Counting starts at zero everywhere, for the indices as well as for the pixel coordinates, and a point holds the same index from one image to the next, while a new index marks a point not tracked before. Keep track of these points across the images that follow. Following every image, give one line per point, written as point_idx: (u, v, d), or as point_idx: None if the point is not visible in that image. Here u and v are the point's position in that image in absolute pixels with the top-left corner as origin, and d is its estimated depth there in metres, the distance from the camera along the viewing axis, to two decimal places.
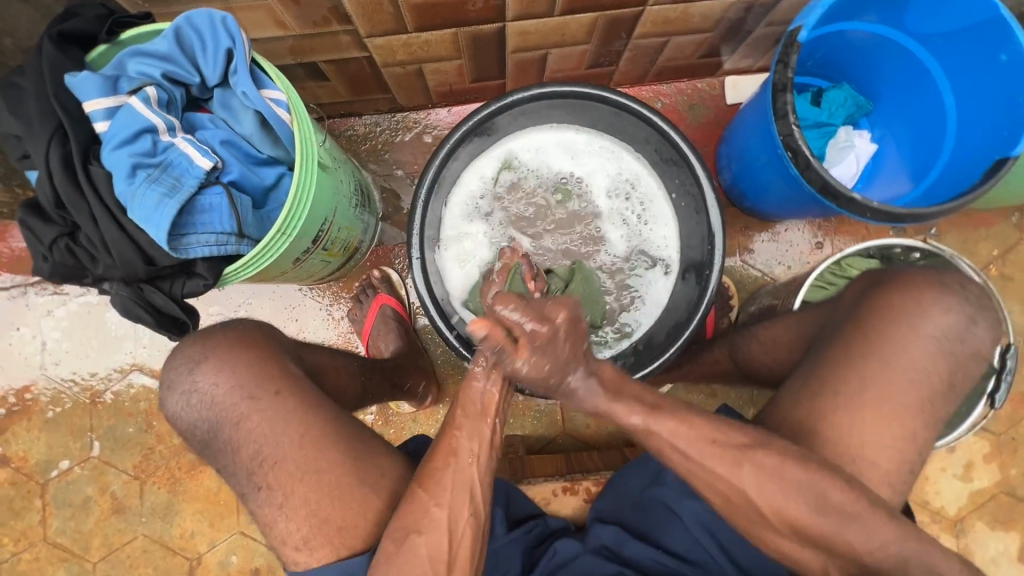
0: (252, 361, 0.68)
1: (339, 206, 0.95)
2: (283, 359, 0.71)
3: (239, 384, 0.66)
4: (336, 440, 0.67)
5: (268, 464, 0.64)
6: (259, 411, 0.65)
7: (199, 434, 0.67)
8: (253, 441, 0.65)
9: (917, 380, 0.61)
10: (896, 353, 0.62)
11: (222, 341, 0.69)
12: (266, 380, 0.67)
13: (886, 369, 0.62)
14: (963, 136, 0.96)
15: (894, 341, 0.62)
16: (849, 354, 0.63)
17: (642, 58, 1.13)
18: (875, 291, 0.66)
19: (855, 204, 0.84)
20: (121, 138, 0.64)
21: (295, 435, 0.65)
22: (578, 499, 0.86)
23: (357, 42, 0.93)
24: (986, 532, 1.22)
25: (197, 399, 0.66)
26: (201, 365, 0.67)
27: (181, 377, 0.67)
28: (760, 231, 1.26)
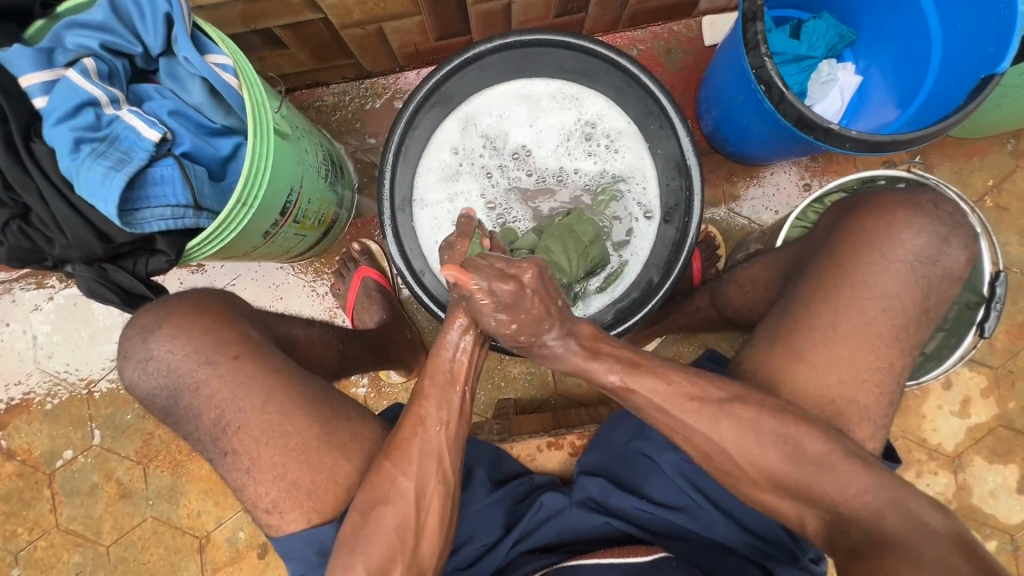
0: (210, 330, 0.67)
1: (306, 177, 0.93)
2: (242, 324, 0.70)
3: (193, 349, 0.66)
4: (308, 403, 0.67)
5: (232, 429, 0.65)
6: (218, 376, 0.66)
7: (159, 401, 0.68)
8: (215, 406, 0.65)
9: (892, 305, 0.65)
10: (866, 281, 0.65)
11: (174, 310, 0.68)
12: (224, 344, 0.67)
13: (859, 297, 0.65)
14: (948, 57, 0.91)
15: (868, 269, 0.65)
16: (821, 284, 0.67)
17: (611, 2, 1.08)
18: (846, 219, 0.69)
19: (833, 136, 0.81)
20: (62, 113, 0.63)
21: (266, 401, 0.65)
22: (564, 454, 0.85)
23: (310, 3, 0.90)
24: (984, 466, 1.22)
25: (153, 367, 0.66)
26: (154, 333, 0.67)
27: (135, 346, 0.67)
28: (746, 177, 1.23)
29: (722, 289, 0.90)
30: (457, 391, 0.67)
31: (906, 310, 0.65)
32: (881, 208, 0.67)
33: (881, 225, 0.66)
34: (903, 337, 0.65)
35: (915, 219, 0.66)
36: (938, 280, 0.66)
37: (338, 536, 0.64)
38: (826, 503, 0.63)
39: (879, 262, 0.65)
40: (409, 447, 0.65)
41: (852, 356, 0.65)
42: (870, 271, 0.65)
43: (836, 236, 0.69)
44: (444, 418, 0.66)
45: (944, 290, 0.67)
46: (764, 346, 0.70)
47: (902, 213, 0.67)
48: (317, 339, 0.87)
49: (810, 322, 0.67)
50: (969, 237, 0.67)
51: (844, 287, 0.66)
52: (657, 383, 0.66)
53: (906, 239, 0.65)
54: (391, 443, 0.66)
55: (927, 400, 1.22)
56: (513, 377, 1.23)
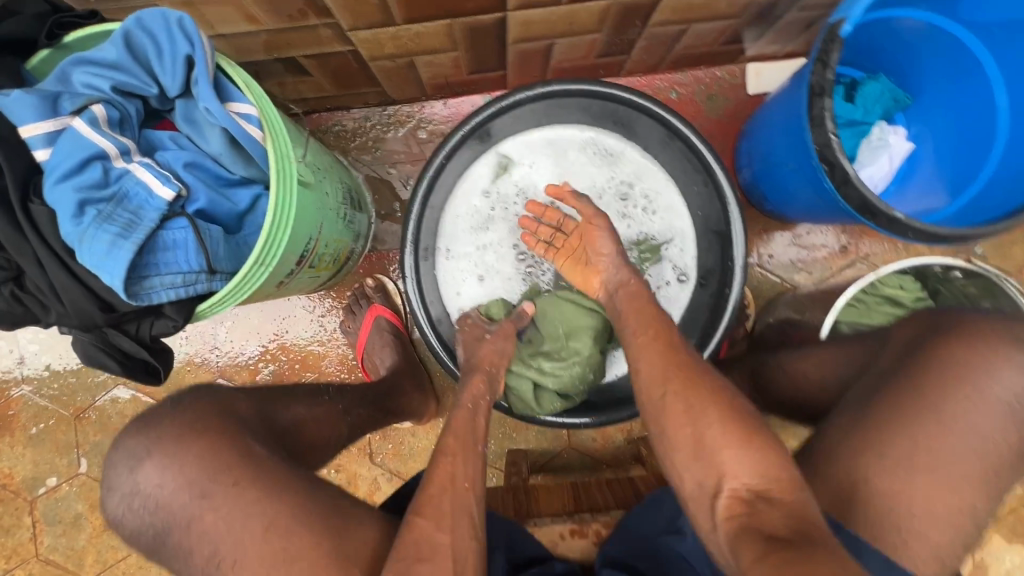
0: (207, 450, 0.62)
1: (326, 221, 0.87)
2: (243, 441, 0.65)
3: (187, 482, 0.61)
4: (315, 513, 0.61)
5: (227, 561, 0.59)
6: (212, 508, 0.60)
7: (146, 538, 0.63)
8: (207, 541, 0.60)
9: (984, 447, 0.57)
10: (955, 416, 0.58)
11: (165, 430, 0.64)
12: (221, 473, 0.61)
13: (945, 436, 0.57)
14: (1015, 140, 0.86)
15: (957, 403, 0.58)
16: (900, 410, 0.59)
17: (658, 46, 1.02)
18: (934, 339, 0.62)
19: (897, 224, 0.76)
20: (65, 169, 0.56)
21: (266, 531, 0.59)
22: (587, 542, 0.79)
23: (340, 36, 0.83)
24: (1002, 545, 1.19)
25: (138, 504, 0.62)
26: (142, 464, 0.62)
27: (120, 478, 0.63)
28: (780, 233, 1.18)
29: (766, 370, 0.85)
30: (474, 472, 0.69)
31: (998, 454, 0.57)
32: (968, 332, 0.61)
33: (972, 354, 0.59)
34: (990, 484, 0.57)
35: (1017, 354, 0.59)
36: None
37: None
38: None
39: (968, 397, 0.58)
40: (433, 556, 0.60)
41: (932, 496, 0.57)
42: (958, 402, 0.58)
43: (914, 356, 0.62)
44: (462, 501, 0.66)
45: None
46: (817, 458, 0.65)
47: (1000, 345, 0.59)
48: (325, 419, 0.79)
49: (882, 450, 0.58)
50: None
51: (926, 420, 0.58)
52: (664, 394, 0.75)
53: (1004, 374, 0.58)
54: (411, 550, 0.61)
55: None
56: (525, 428, 1.18)
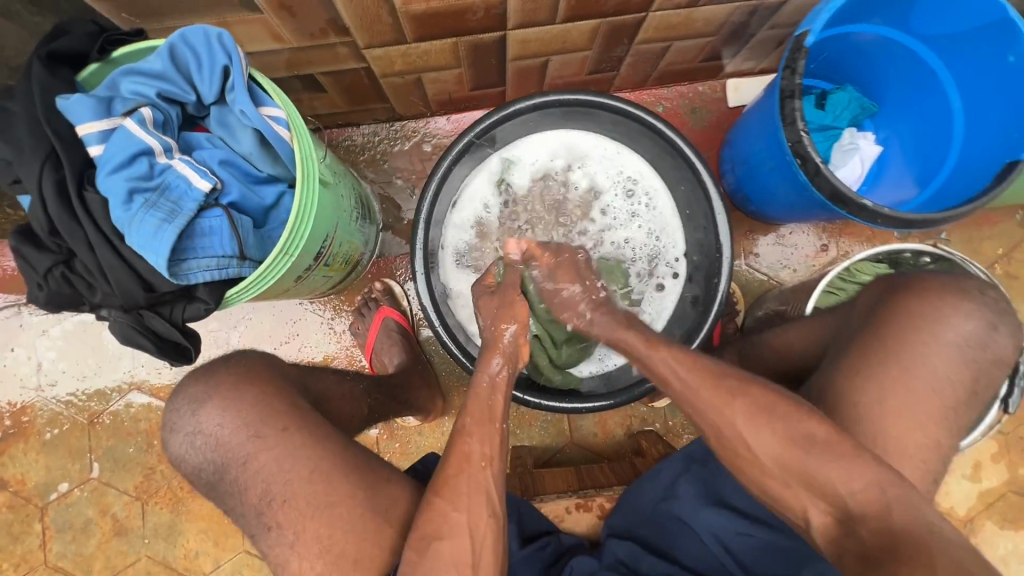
0: (258, 396, 0.66)
1: (341, 222, 0.93)
2: (290, 392, 0.69)
3: (244, 423, 0.64)
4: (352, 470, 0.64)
5: (278, 502, 0.62)
6: (266, 448, 0.63)
7: (205, 476, 0.66)
8: (261, 480, 0.63)
9: (943, 388, 0.64)
10: (912, 361, 0.64)
11: (225, 379, 0.68)
12: (272, 416, 0.65)
13: (908, 379, 0.64)
14: (970, 138, 0.94)
15: (916, 348, 0.65)
16: (864, 358, 0.67)
17: (643, 63, 1.11)
18: (892, 295, 0.70)
19: (866, 211, 0.83)
20: (117, 162, 0.62)
21: (313, 472, 0.63)
22: (592, 516, 0.84)
23: (356, 54, 0.91)
24: (995, 531, 1.22)
25: (202, 442, 0.65)
26: (205, 406, 0.66)
27: (184, 419, 0.67)
28: (765, 234, 1.26)
29: (752, 353, 0.90)
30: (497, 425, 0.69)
31: (955, 393, 0.64)
32: (917, 288, 0.69)
33: (924, 307, 0.66)
34: (951, 418, 0.64)
35: (961, 303, 0.66)
36: (988, 365, 0.65)
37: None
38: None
39: (925, 343, 0.65)
40: (456, 504, 0.63)
41: (901, 438, 0.64)
42: (921, 351, 0.65)
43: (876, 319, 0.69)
44: (488, 454, 0.66)
45: (994, 375, 0.66)
46: None
47: (945, 296, 0.67)
48: (348, 394, 0.83)
49: (849, 396, 0.65)
50: (1013, 324, 0.68)
51: (890, 363, 0.65)
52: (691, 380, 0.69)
53: (954, 321, 0.65)
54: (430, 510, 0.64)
55: None
56: (529, 424, 1.22)
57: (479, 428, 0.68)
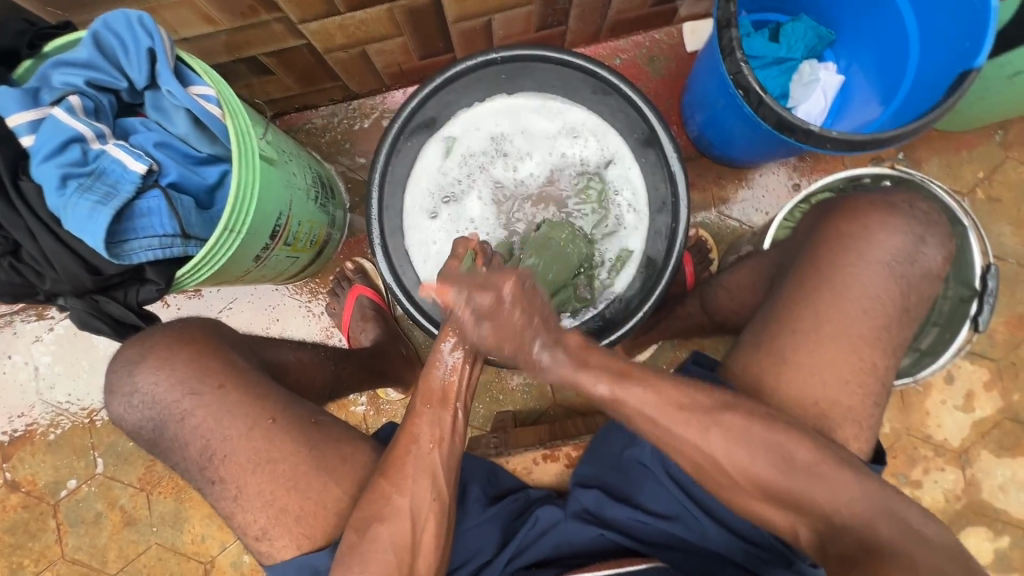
0: (191, 356, 0.69)
1: (295, 200, 0.94)
2: (226, 352, 0.72)
3: (177, 380, 0.68)
4: (296, 429, 0.68)
5: (218, 458, 0.66)
6: (203, 406, 0.67)
7: (146, 433, 0.69)
8: (201, 434, 0.67)
9: (874, 306, 0.66)
10: (847, 283, 0.66)
11: (160, 341, 0.70)
12: (207, 375, 0.68)
13: (841, 300, 0.66)
14: (928, 52, 0.92)
15: (847, 270, 0.66)
16: (803, 283, 0.68)
17: (591, 14, 1.09)
18: (831, 217, 0.70)
19: (815, 136, 0.81)
20: (48, 150, 0.64)
21: (252, 427, 0.67)
22: (560, 465, 0.86)
23: (292, 30, 0.91)
24: (992, 460, 1.20)
25: (139, 399, 0.68)
26: (139, 366, 0.69)
27: (122, 380, 0.69)
28: (735, 180, 1.23)
29: (712, 294, 0.90)
30: (451, 410, 0.68)
31: (887, 310, 0.66)
32: (857, 215, 0.68)
33: (857, 227, 0.67)
34: (886, 338, 0.66)
35: (890, 220, 0.67)
36: (918, 279, 0.67)
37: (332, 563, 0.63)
38: (820, 504, 0.63)
39: (858, 263, 0.66)
40: (404, 461, 0.66)
41: (837, 358, 0.66)
42: (855, 271, 0.66)
43: (820, 243, 0.69)
44: (435, 434, 0.67)
45: (926, 290, 0.68)
46: (752, 353, 0.70)
47: (874, 214, 0.67)
48: (308, 362, 0.88)
49: (793, 326, 0.67)
50: (944, 234, 0.69)
51: (824, 289, 0.66)
52: (647, 391, 0.65)
53: (883, 240, 0.66)
54: (387, 463, 0.67)
55: (930, 396, 1.21)
56: (511, 390, 1.23)
57: (429, 409, 0.67)
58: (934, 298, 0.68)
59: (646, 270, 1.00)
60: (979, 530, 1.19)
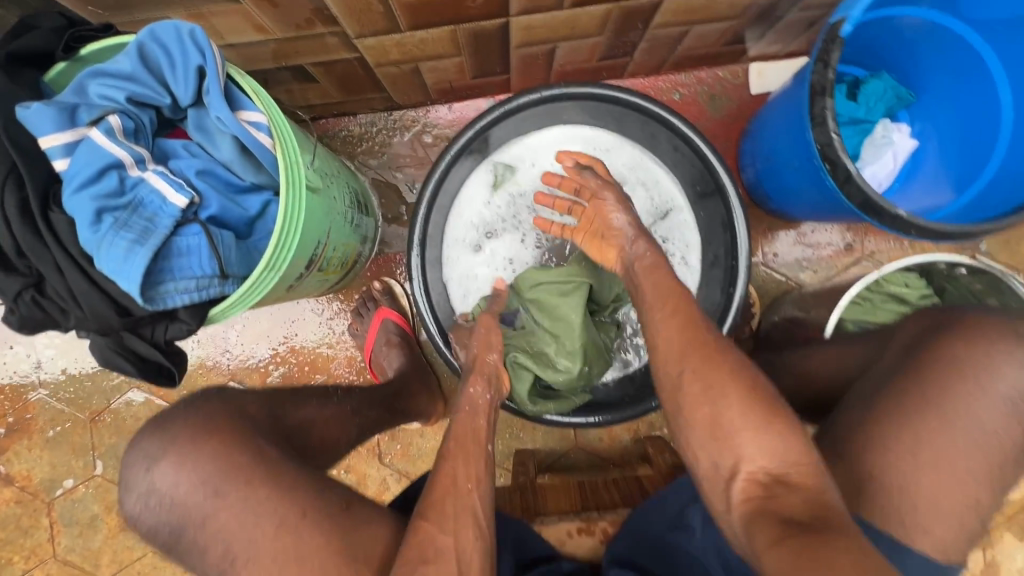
0: (216, 450, 0.64)
1: (334, 225, 0.88)
2: (252, 439, 0.66)
3: (201, 481, 0.63)
4: (321, 521, 0.62)
5: (239, 562, 0.61)
6: (225, 506, 0.62)
7: (162, 537, 0.64)
8: (221, 540, 0.62)
9: (994, 445, 0.56)
10: (956, 416, 0.56)
11: (182, 428, 0.65)
12: (231, 473, 0.63)
13: (954, 439, 0.56)
14: (1020, 134, 0.86)
15: (959, 399, 0.56)
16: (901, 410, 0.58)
17: (659, 48, 1.03)
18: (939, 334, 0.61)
19: (899, 220, 0.76)
20: (83, 178, 0.58)
21: (278, 531, 0.61)
22: (594, 540, 0.80)
23: (346, 44, 0.84)
24: (1015, 544, 1.18)
25: (156, 500, 0.63)
26: (158, 463, 0.64)
27: (137, 479, 0.64)
28: (784, 232, 1.19)
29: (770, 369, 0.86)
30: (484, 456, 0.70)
31: (1001, 451, 0.56)
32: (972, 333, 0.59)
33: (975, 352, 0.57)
34: (996, 483, 0.56)
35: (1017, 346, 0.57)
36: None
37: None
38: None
39: (976, 395, 0.56)
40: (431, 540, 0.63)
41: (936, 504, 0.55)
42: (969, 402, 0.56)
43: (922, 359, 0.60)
44: (474, 474, 0.67)
45: None
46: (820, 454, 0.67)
47: (1000, 338, 0.58)
48: (334, 419, 0.80)
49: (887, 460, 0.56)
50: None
51: (928, 419, 0.56)
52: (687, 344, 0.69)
53: (1005, 371, 0.56)
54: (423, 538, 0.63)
55: None
56: (533, 428, 1.20)
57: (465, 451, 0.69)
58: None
59: None
60: None
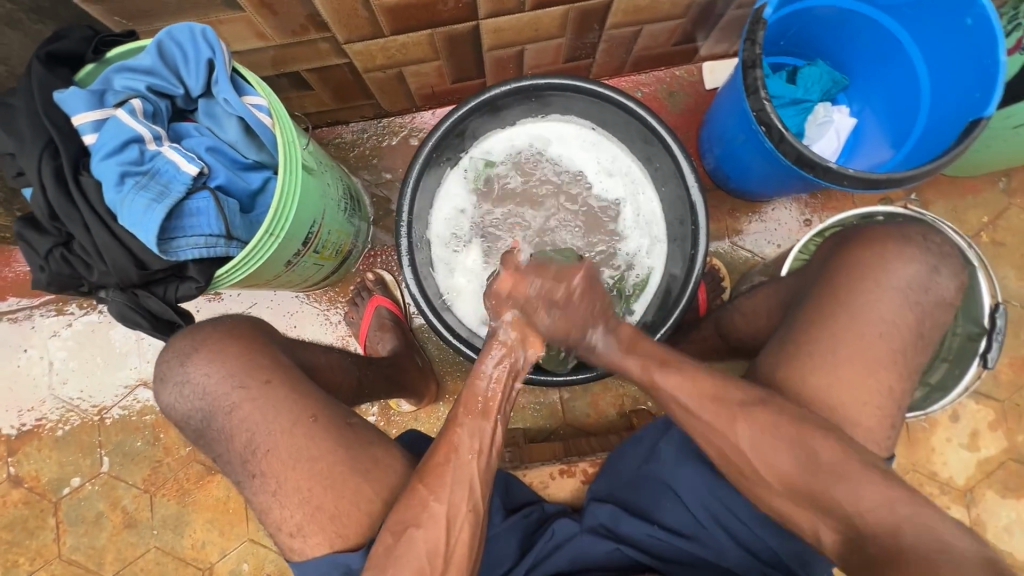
0: (243, 351, 0.71)
1: (328, 209, 0.96)
2: (274, 352, 0.74)
3: (229, 374, 0.69)
4: (332, 428, 0.69)
5: (262, 452, 0.67)
6: (250, 399, 0.68)
7: (193, 424, 0.71)
8: (246, 429, 0.68)
9: (889, 330, 0.73)
10: (862, 310, 0.74)
11: (211, 335, 0.72)
12: (256, 369, 0.70)
13: (855, 324, 0.74)
14: (938, 101, 0.97)
15: (863, 293, 0.74)
16: (823, 309, 0.76)
17: (618, 49, 1.15)
18: (846, 249, 0.79)
19: (832, 173, 0.87)
20: (110, 147, 0.67)
21: (294, 424, 0.67)
22: (576, 481, 0.88)
23: (336, 49, 0.96)
24: (997, 501, 1.21)
25: (189, 390, 0.70)
26: (192, 357, 0.70)
27: (173, 369, 0.71)
28: (748, 214, 1.27)
29: (727, 318, 1.00)
30: (491, 421, 0.70)
31: (901, 334, 0.73)
32: (871, 243, 0.78)
33: (872, 257, 0.76)
34: (901, 361, 0.73)
35: (904, 251, 0.76)
36: (932, 307, 0.75)
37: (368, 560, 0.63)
38: (852, 525, 0.64)
39: (874, 290, 0.74)
40: (445, 468, 0.66)
41: (855, 380, 0.72)
42: (872, 296, 0.74)
43: (836, 268, 0.78)
44: (476, 446, 0.68)
45: (938, 316, 0.75)
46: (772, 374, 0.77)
47: (891, 244, 0.77)
48: (335, 368, 0.89)
49: (813, 347, 0.74)
50: (957, 267, 0.77)
51: (841, 312, 0.74)
52: (684, 379, 0.71)
53: (897, 269, 0.75)
54: (427, 462, 0.67)
55: (935, 433, 1.22)
56: (522, 407, 1.23)
57: (470, 419, 0.69)
58: (946, 324, 0.76)
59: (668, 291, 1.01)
60: None
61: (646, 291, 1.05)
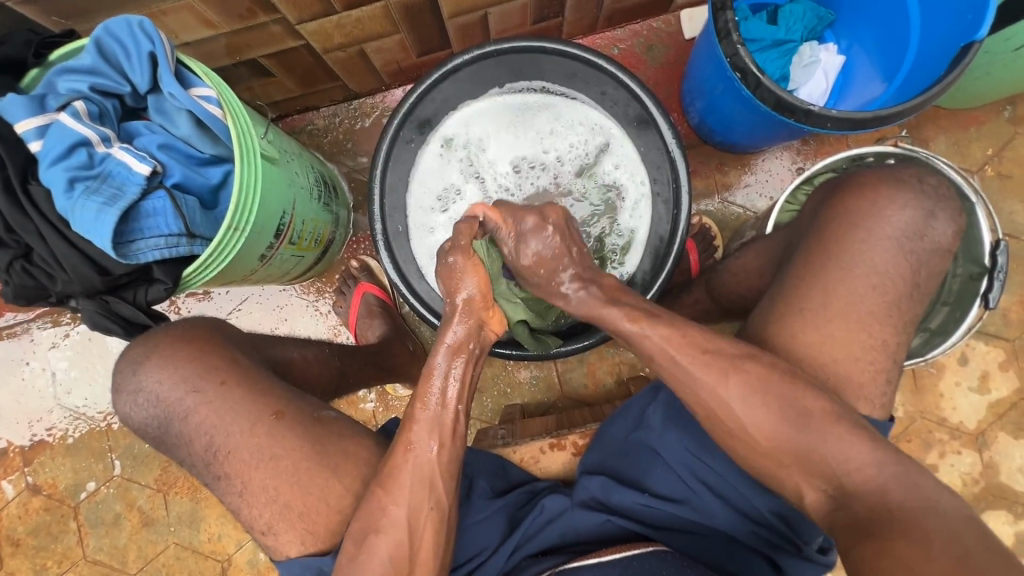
0: (192, 353, 0.73)
1: (299, 198, 0.93)
2: (228, 350, 0.75)
3: (180, 378, 0.71)
4: (307, 419, 0.71)
5: (222, 454, 0.70)
6: (205, 403, 0.70)
7: (151, 430, 0.73)
8: (204, 432, 0.70)
9: (882, 283, 0.70)
10: (843, 261, 0.71)
11: (161, 342, 0.74)
12: (210, 372, 0.72)
13: (839, 279, 0.71)
14: (930, 28, 0.90)
15: (858, 245, 0.71)
16: (815, 265, 0.72)
17: (587, 5, 1.09)
18: (834, 198, 0.76)
19: (815, 116, 0.83)
20: (55, 154, 0.66)
21: (252, 426, 0.70)
22: (567, 454, 0.88)
23: (290, 31, 0.92)
24: (1010, 442, 1.18)
25: (143, 399, 0.72)
26: (143, 365, 0.73)
27: (127, 379, 0.73)
28: (738, 167, 1.22)
29: (715, 278, 0.96)
30: (451, 410, 0.70)
31: (886, 283, 0.70)
32: (864, 186, 0.74)
33: (865, 203, 0.72)
34: (885, 311, 0.71)
35: (900, 194, 0.72)
36: (927, 255, 0.72)
37: (333, 565, 0.66)
38: (832, 473, 0.64)
39: (868, 240, 0.71)
40: (412, 459, 0.67)
41: (844, 336, 0.70)
42: (866, 249, 0.71)
43: (827, 215, 0.75)
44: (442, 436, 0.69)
45: (932, 262, 0.72)
46: (755, 332, 0.75)
47: (885, 190, 0.73)
48: (316, 359, 0.91)
49: (801, 306, 0.72)
50: (954, 210, 0.74)
51: (826, 266, 0.71)
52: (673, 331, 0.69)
53: (892, 215, 0.71)
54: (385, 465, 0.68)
55: (943, 378, 1.19)
56: (519, 382, 1.22)
57: (424, 414, 0.69)
58: (943, 272, 0.73)
59: (654, 247, 0.96)
60: (998, 514, 1.17)
61: (632, 251, 1.00)
